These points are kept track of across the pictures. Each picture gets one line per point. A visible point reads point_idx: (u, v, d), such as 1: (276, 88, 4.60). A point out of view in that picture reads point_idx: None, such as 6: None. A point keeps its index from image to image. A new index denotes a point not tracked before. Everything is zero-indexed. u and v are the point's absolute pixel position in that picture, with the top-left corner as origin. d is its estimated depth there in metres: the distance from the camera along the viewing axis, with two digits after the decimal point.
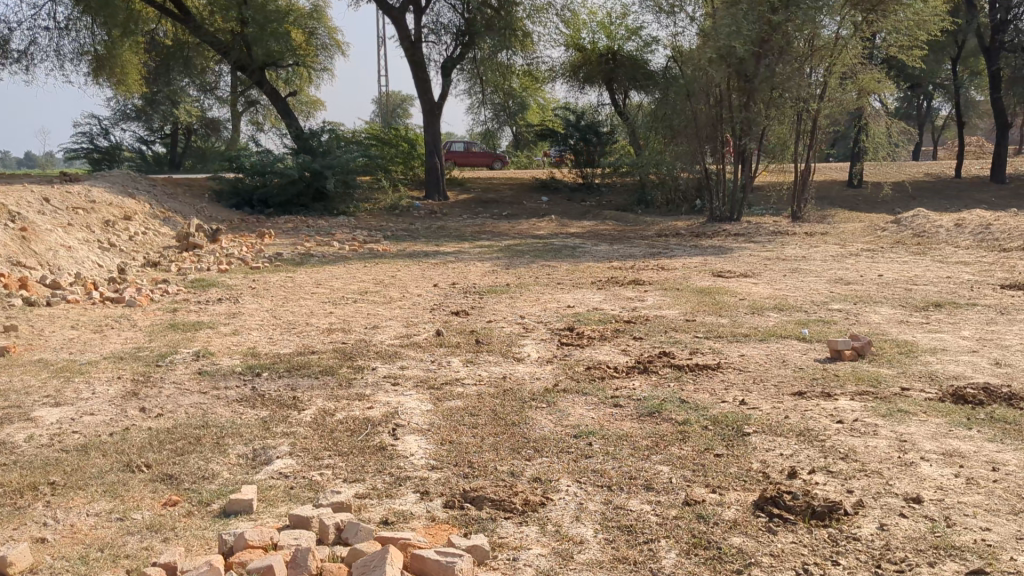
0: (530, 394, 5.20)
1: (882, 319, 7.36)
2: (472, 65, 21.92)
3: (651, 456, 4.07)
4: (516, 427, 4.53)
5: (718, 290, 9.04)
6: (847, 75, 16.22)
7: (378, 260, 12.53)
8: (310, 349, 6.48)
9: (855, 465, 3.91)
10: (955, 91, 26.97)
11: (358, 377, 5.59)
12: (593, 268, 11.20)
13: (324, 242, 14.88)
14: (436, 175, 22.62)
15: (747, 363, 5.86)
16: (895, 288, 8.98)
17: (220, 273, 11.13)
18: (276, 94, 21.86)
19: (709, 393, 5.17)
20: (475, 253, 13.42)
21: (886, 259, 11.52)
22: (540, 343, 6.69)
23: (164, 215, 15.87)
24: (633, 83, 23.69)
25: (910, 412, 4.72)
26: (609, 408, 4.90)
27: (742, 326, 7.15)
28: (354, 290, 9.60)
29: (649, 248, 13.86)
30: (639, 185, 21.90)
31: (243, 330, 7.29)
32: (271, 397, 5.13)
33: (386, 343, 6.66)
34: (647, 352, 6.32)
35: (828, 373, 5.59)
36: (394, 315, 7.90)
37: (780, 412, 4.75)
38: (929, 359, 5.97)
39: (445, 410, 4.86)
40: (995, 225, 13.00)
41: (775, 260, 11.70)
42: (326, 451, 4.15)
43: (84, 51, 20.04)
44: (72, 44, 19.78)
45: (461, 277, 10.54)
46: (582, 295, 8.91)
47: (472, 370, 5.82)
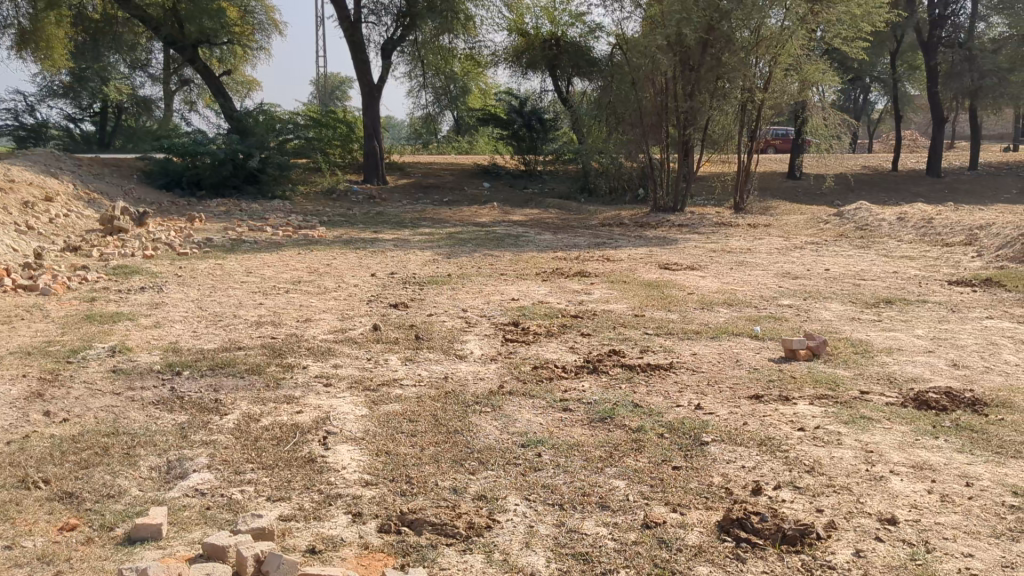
0: (474, 396, 4.86)
1: (834, 316, 7.16)
2: (414, 47, 21.45)
3: (604, 469, 3.76)
4: (457, 435, 4.19)
5: (664, 283, 8.79)
6: (790, 66, 16.18)
7: (314, 247, 12.05)
8: (236, 345, 6.06)
9: (822, 479, 3.65)
10: (892, 85, 27.21)
11: (287, 378, 5.19)
12: (537, 258, 10.88)
13: (257, 227, 14.34)
14: (374, 159, 22.09)
15: (701, 363, 5.59)
16: (843, 284, 8.82)
17: (146, 259, 10.59)
18: (209, 73, 21.12)
19: (663, 396, 4.88)
20: (416, 240, 13.04)
21: (832, 253, 11.41)
22: (484, 340, 6.34)
23: (88, 197, 15.16)
24: (577, 69, 23.38)
25: (873, 419, 4.48)
26: (559, 414, 4.58)
27: (691, 322, 6.89)
28: (287, 279, 9.15)
29: (593, 238, 13.60)
30: (582, 173, 21.66)
31: (165, 323, 6.83)
32: (191, 400, 4.71)
33: (320, 338, 6.26)
34: (596, 350, 6.02)
35: (784, 374, 5.35)
36: (329, 307, 7.49)
37: (738, 418, 4.47)
38: (886, 360, 5.77)
39: (381, 415, 4.50)
40: (937, 220, 13.00)
41: (722, 253, 11.51)
42: (248, 464, 3.76)
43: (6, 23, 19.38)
44: None
45: (399, 267, 10.14)
46: (527, 288, 8.58)
47: (412, 369, 5.46)
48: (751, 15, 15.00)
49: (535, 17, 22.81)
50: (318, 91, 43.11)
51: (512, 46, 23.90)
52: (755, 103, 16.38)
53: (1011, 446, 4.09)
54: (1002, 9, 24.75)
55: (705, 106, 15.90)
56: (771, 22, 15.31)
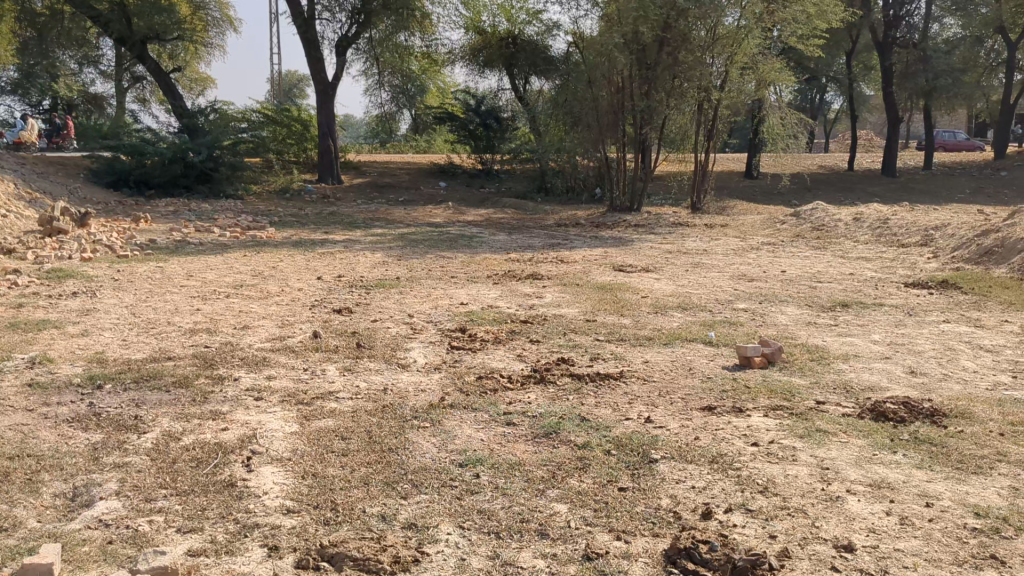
0: (413, 410, 4.60)
1: (790, 320, 6.99)
2: (369, 45, 21.11)
3: (545, 491, 3.52)
4: (392, 454, 3.92)
5: (618, 286, 8.59)
6: (746, 65, 16.11)
7: (261, 249, 11.71)
8: (166, 355, 5.74)
9: (777, 501, 3.45)
10: (848, 85, 27.35)
11: (216, 391, 4.89)
12: (490, 260, 10.65)
13: (205, 227, 13.95)
14: (328, 158, 21.72)
15: (653, 372, 5.38)
16: (800, 286, 8.68)
17: (84, 261, 10.21)
18: (159, 70, 20.63)
19: (612, 408, 4.66)
20: (367, 241, 12.75)
21: (788, 254, 11.30)
22: (429, 347, 6.09)
23: (30, 196, 14.69)
24: (534, 68, 23.14)
25: (829, 432, 4.29)
26: (501, 429, 4.34)
27: (644, 327, 6.68)
28: (228, 283, 8.82)
29: (549, 239, 13.39)
30: (540, 172, 21.45)
31: (94, 330, 6.49)
32: (109, 417, 4.39)
33: (256, 347, 5.97)
34: (544, 358, 5.79)
35: (739, 383, 5.14)
36: (269, 314, 7.18)
37: (690, 432, 4.26)
38: (843, 367, 5.60)
39: (312, 433, 4.22)
40: (893, 220, 12.95)
41: (678, 254, 11.36)
42: (162, 489, 3.47)
43: None
44: None
45: (347, 269, 9.85)
46: (476, 291, 8.35)
47: (350, 380, 5.19)
48: (708, 14, 14.92)
49: (491, 15, 22.52)
50: (274, 89, 42.57)
51: (469, 44, 23.64)
52: (711, 103, 16.28)
53: (971, 461, 3.93)
54: (955, 10, 24.98)
55: (662, 106, 15.83)
56: (727, 22, 15.26)
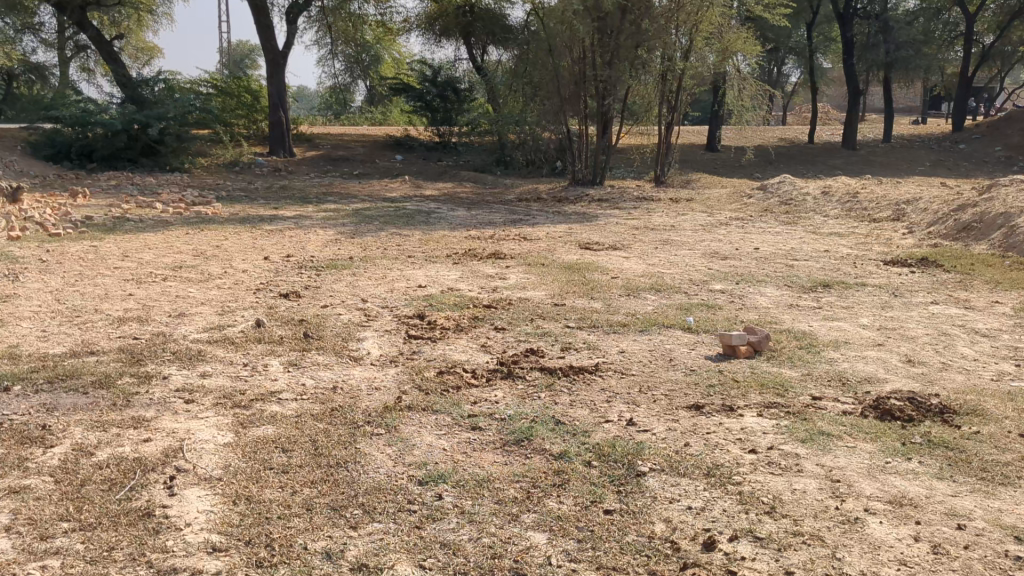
0: (365, 413, 4.06)
1: (771, 303, 6.54)
2: (321, 13, 20.39)
3: (519, 517, 3.02)
4: (340, 471, 3.39)
5: (586, 265, 8.08)
6: (710, 35, 15.65)
7: (205, 226, 11.05)
8: (88, 348, 5.14)
9: (788, 525, 2.97)
10: (808, 58, 27.00)
11: (141, 394, 4.30)
12: (449, 238, 10.11)
13: (146, 203, 13.22)
14: (280, 130, 20.94)
15: (631, 364, 4.89)
16: (776, 265, 8.23)
17: (11, 240, 9.50)
18: (100, 37, 19.71)
19: (588, 408, 4.15)
20: (319, 218, 12.13)
21: (758, 230, 10.87)
22: (383, 337, 5.54)
23: None
24: (491, 37, 22.45)
25: (833, 435, 3.82)
26: (466, 435, 3.83)
27: (617, 312, 6.18)
28: (167, 264, 8.20)
29: (509, 214, 12.89)
30: (498, 145, 20.87)
31: (11, 320, 5.84)
32: (12, 428, 3.80)
33: (191, 339, 5.39)
34: (511, 348, 5.26)
35: (726, 377, 4.66)
36: (210, 299, 6.59)
37: (678, 438, 3.76)
38: (835, 356, 5.14)
39: (247, 444, 3.66)
40: (863, 193, 12.60)
41: (644, 230, 10.89)
42: (63, 523, 2.92)
43: None
44: None
45: (296, 248, 9.25)
46: (435, 272, 7.80)
47: (294, 378, 4.63)
48: None
49: None
50: (225, 60, 41.33)
51: (424, 13, 22.91)
52: (675, 73, 15.83)
53: (995, 469, 3.48)
54: None
55: (625, 76, 15.31)
56: None
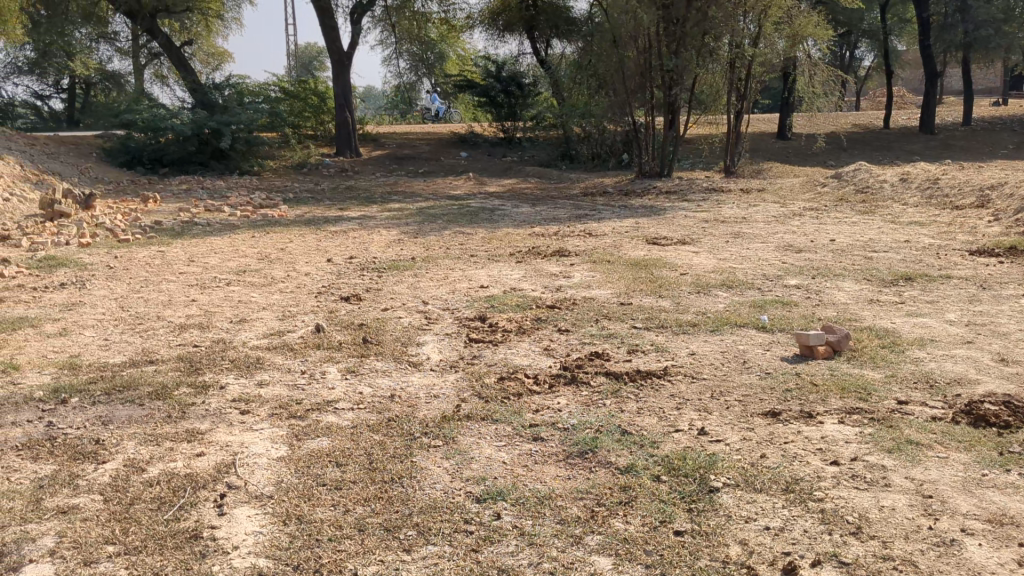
0: (423, 424, 3.90)
1: (849, 298, 6.23)
2: (384, 12, 20.41)
3: (583, 539, 2.83)
4: (395, 487, 3.23)
5: (653, 261, 7.83)
6: (780, 20, 15.19)
7: (270, 228, 11.07)
8: (148, 357, 5.09)
9: (876, 549, 2.73)
10: (883, 40, 26.19)
11: (196, 404, 4.22)
12: (513, 235, 9.94)
13: (214, 206, 13.31)
14: (346, 130, 21.00)
15: (702, 367, 4.65)
16: (853, 257, 7.88)
17: (81, 247, 9.61)
18: (170, 43, 20.02)
19: (657, 417, 3.93)
20: (384, 218, 12.10)
21: (834, 221, 10.49)
22: (444, 341, 5.39)
23: (37, 178, 14.17)
24: (555, 30, 22.21)
25: (922, 444, 3.54)
26: (527, 446, 3.65)
27: (686, 311, 5.94)
28: (231, 268, 8.18)
29: (575, 209, 12.67)
30: (564, 139, 20.63)
31: (75, 329, 5.84)
32: (66, 443, 3.73)
33: (250, 346, 5.31)
34: (575, 351, 5.06)
35: (803, 381, 4.40)
36: (271, 304, 6.52)
37: (754, 449, 3.53)
38: (921, 356, 4.83)
39: (301, 458, 3.53)
40: (944, 179, 12.08)
41: (714, 223, 10.57)
42: (108, 547, 2.82)
43: None
44: None
45: (360, 249, 9.17)
46: (497, 272, 7.63)
47: (352, 386, 4.49)
48: None
49: None
50: (293, 62, 41.78)
51: (487, 8, 22.78)
52: (743, 60, 15.41)
53: None
54: None
55: (691, 66, 14.95)
56: None
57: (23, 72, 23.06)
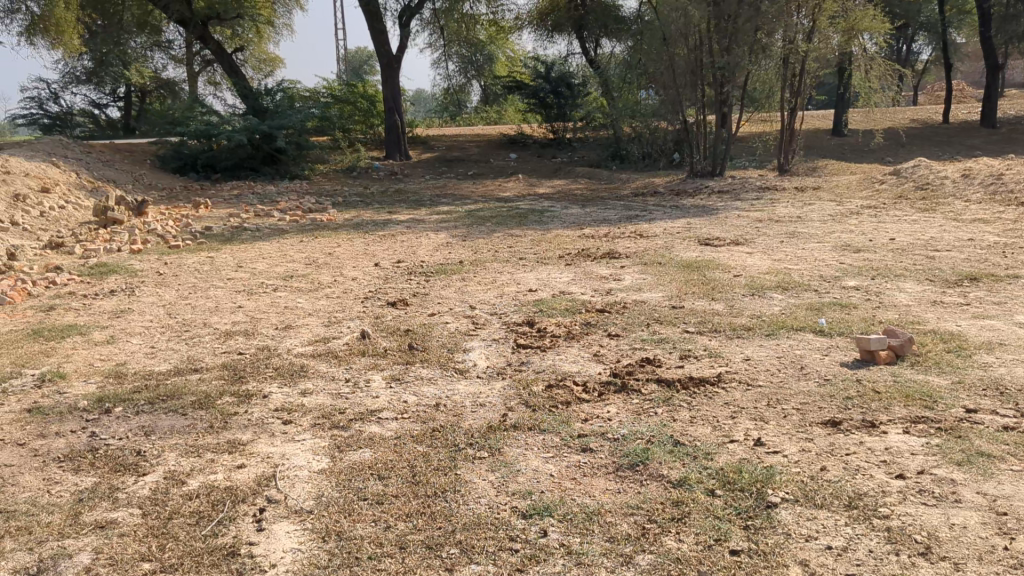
0: (468, 434, 3.79)
1: (911, 300, 6.00)
2: (433, 15, 20.41)
3: (633, 558, 2.70)
4: (438, 502, 3.12)
5: (704, 263, 7.65)
6: (835, 14, 14.84)
7: (319, 233, 11.08)
8: (193, 365, 5.06)
9: (947, 571, 2.56)
10: (940, 33, 25.56)
11: (239, 414, 4.15)
12: (562, 237, 9.80)
13: (264, 211, 13.39)
14: (396, 134, 21.03)
15: (757, 373, 4.48)
16: (914, 257, 7.62)
17: (133, 253, 9.70)
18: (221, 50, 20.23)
19: (711, 426, 3.78)
20: (432, 221, 12.05)
21: (893, 219, 10.18)
22: (491, 347, 5.28)
23: (92, 185, 14.38)
24: (604, 29, 22.02)
25: (994, 456, 3.33)
26: (575, 457, 3.52)
27: (740, 314, 5.75)
28: (279, 274, 8.17)
29: (625, 210, 12.51)
30: (614, 139, 20.43)
31: (123, 337, 5.84)
32: (107, 454, 3.68)
33: (295, 353, 5.25)
34: (625, 357, 4.92)
35: (864, 388, 4.20)
36: (318, 309, 6.47)
37: (813, 462, 3.36)
38: (990, 361, 4.60)
39: (342, 470, 3.44)
40: (1008, 174, 11.70)
41: (769, 222, 10.33)
42: (144, 564, 2.76)
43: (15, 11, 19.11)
44: None
45: (407, 253, 9.12)
46: (546, 275, 7.51)
47: (396, 395, 4.40)
48: None
49: None
50: (344, 68, 42.13)
51: (536, 9, 22.67)
52: (797, 56, 15.09)
53: None
54: None
55: (744, 63, 14.68)
56: None
57: (81, 81, 23.51)
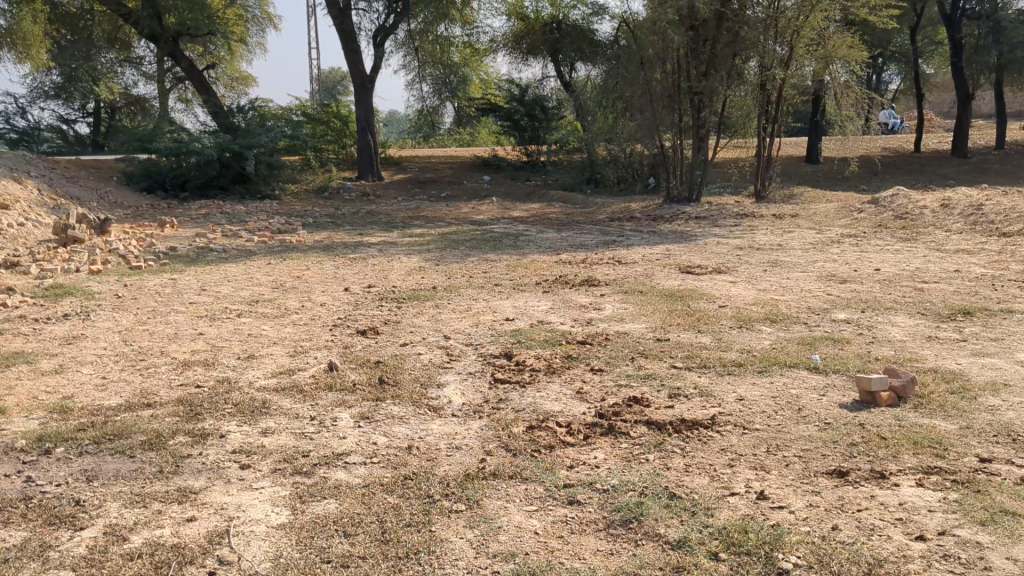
0: (442, 483, 3.46)
1: (905, 335, 5.75)
2: (407, 36, 20.13)
3: None
4: (411, 567, 2.80)
5: (688, 292, 7.39)
6: (813, 41, 14.71)
7: (288, 255, 10.69)
8: (145, 400, 4.68)
9: None
10: (913, 63, 25.68)
11: (192, 457, 3.80)
12: (538, 263, 9.50)
13: (231, 231, 13.01)
14: (368, 154, 20.70)
15: (754, 416, 4.18)
16: (902, 289, 7.40)
17: (91, 274, 9.28)
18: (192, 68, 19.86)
19: (709, 477, 3.47)
20: (405, 243, 11.72)
21: (876, 248, 9.99)
22: (466, 382, 4.96)
23: (54, 203, 13.92)
24: (580, 53, 21.89)
25: (1021, 515, 3.05)
26: (562, 512, 3.20)
27: (730, 348, 5.47)
28: (244, 298, 7.81)
29: (602, 235, 12.24)
30: (588, 162, 20.24)
31: (73, 366, 5.46)
32: (42, 504, 3.31)
33: (257, 387, 4.89)
34: (610, 395, 4.62)
35: (869, 434, 3.92)
36: (283, 338, 6.11)
37: (825, 520, 3.06)
38: (998, 404, 4.33)
39: (305, 525, 3.10)
40: (988, 205, 11.56)
41: (749, 250, 10.10)
42: None
43: None
44: None
45: (379, 278, 8.77)
46: (524, 303, 7.20)
47: (364, 436, 4.06)
48: None
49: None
50: (317, 87, 41.76)
51: (511, 32, 22.52)
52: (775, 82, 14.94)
53: None
54: None
55: (722, 88, 14.52)
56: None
57: (49, 96, 23.00)
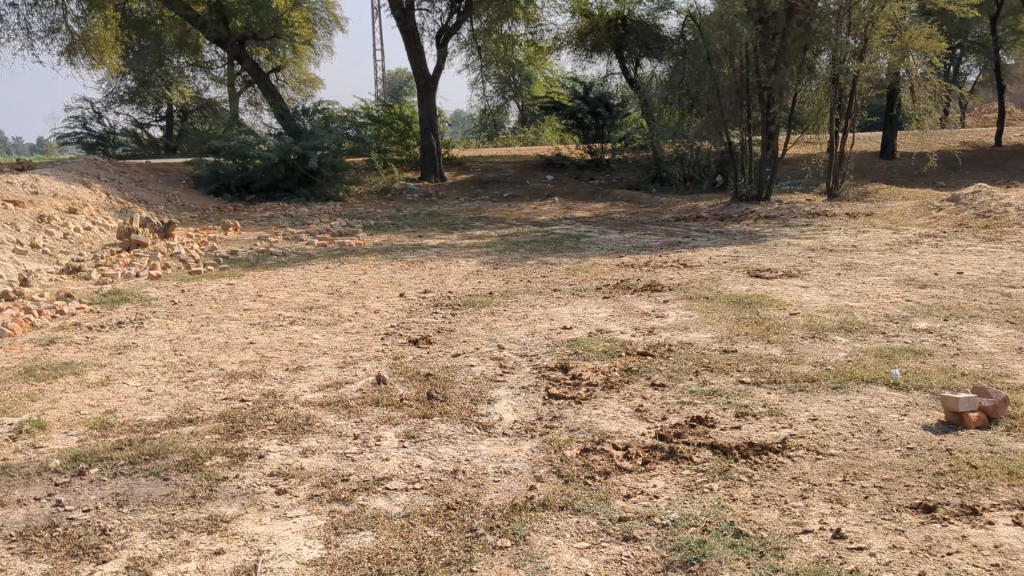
0: (488, 514, 3.21)
1: (994, 346, 5.34)
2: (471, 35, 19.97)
3: None
4: None
5: (757, 298, 7.04)
6: (889, 31, 13.99)
7: (345, 259, 10.56)
8: (188, 416, 4.52)
9: None
10: (994, 54, 24.70)
11: (228, 480, 3.61)
12: (599, 266, 9.20)
13: (292, 234, 12.95)
14: (431, 155, 20.59)
15: (828, 439, 3.85)
16: (987, 295, 6.94)
17: (151, 279, 9.24)
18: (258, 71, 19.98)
19: (779, 511, 3.16)
20: (464, 245, 11.52)
21: (957, 250, 9.47)
22: (519, 397, 4.71)
23: (121, 206, 14.04)
24: (646, 49, 21.46)
25: None
26: (616, 549, 2.93)
27: (802, 361, 5.12)
28: (297, 304, 7.66)
29: (667, 236, 11.89)
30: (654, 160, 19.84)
31: (122, 377, 5.34)
32: (67, 532, 3.15)
33: (303, 402, 4.71)
34: (671, 413, 4.32)
35: (958, 461, 3.57)
36: (334, 348, 5.93)
37: (911, 566, 2.73)
38: None
39: (339, 561, 2.89)
40: None
41: (822, 252, 9.67)
42: None
43: (53, 28, 18.93)
44: (40, 22, 18.60)
45: (435, 282, 8.58)
46: (582, 310, 6.92)
47: (409, 458, 3.84)
48: None
49: None
50: (381, 88, 41.88)
51: (575, 29, 22.20)
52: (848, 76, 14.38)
53: None
54: None
55: (792, 82, 14.04)
56: None
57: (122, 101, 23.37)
